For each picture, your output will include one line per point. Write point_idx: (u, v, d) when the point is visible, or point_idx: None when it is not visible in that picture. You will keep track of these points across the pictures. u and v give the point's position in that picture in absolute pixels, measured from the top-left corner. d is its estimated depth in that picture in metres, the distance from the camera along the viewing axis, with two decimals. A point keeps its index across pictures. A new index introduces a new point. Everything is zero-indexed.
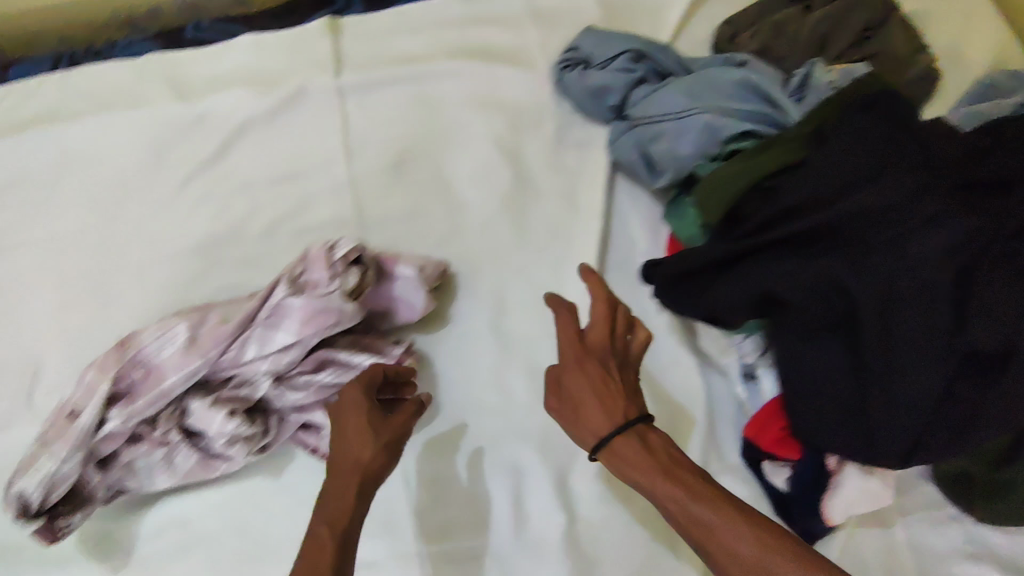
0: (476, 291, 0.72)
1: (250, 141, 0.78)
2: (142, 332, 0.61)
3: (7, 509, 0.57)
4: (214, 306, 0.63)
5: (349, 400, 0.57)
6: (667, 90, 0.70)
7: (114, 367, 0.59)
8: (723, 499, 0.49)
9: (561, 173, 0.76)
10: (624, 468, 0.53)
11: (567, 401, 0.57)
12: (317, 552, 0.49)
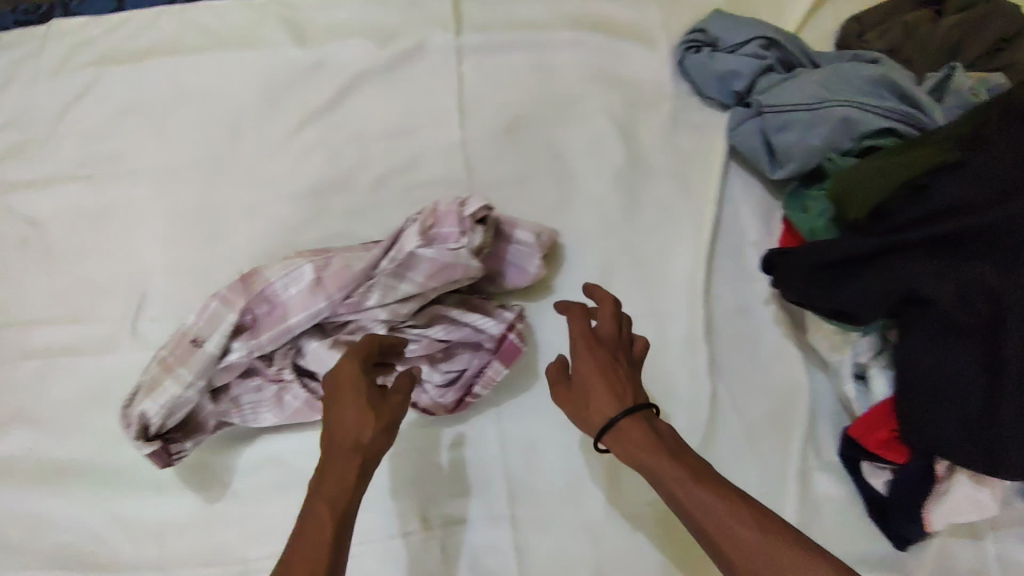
0: (582, 264, 0.72)
1: (365, 92, 0.77)
2: (266, 268, 0.62)
3: (127, 429, 0.58)
4: (335, 250, 0.63)
5: (344, 374, 0.53)
6: (799, 81, 0.69)
7: (240, 299, 0.60)
8: (749, 507, 0.44)
9: (677, 154, 0.75)
10: (632, 452, 0.49)
11: (579, 392, 0.53)
12: (315, 537, 0.46)
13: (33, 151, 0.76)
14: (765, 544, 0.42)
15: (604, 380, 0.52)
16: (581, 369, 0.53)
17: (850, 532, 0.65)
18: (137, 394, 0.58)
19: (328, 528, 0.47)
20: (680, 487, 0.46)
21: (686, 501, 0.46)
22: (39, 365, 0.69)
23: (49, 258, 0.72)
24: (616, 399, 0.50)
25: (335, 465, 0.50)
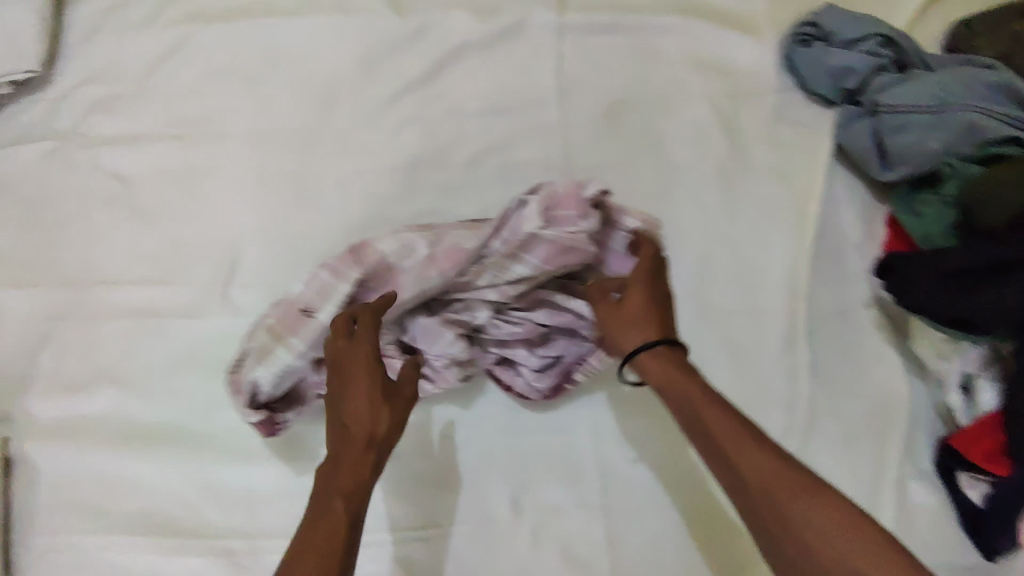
0: (680, 255, 0.71)
1: (465, 66, 0.76)
2: (379, 241, 0.61)
3: (237, 396, 0.59)
4: (446, 227, 0.63)
5: (350, 367, 0.54)
6: (919, 82, 0.68)
7: (352, 271, 0.59)
8: (746, 434, 0.51)
9: (780, 148, 0.74)
10: (662, 372, 0.56)
11: (626, 312, 0.58)
12: (328, 521, 0.49)
13: (119, 105, 0.74)
14: (757, 457, 0.50)
15: (646, 312, 0.58)
16: (625, 305, 0.58)
17: (948, 547, 0.63)
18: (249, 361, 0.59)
19: (345, 508, 0.50)
20: (693, 403, 0.54)
21: (695, 416, 0.54)
22: (123, 325, 0.67)
23: (137, 216, 0.70)
24: (652, 327, 0.57)
25: (347, 453, 0.52)
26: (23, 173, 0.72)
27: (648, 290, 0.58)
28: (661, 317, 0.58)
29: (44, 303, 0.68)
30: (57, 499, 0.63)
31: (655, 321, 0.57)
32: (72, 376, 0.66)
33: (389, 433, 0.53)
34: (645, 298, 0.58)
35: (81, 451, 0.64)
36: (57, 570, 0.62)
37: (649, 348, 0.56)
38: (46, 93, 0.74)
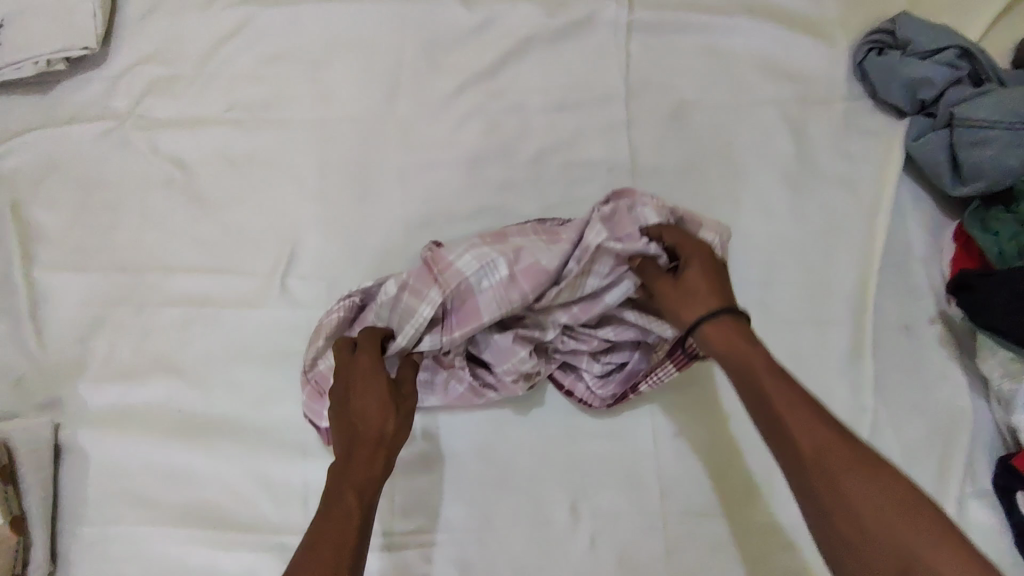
0: (744, 262, 0.70)
1: (531, 61, 0.75)
2: (453, 256, 0.58)
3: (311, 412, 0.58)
4: (519, 240, 0.60)
5: (357, 371, 0.54)
6: (999, 95, 0.67)
7: (430, 294, 0.57)
8: (807, 404, 0.49)
9: (845, 158, 0.73)
10: (724, 342, 0.52)
11: (681, 284, 0.55)
12: (339, 517, 0.47)
13: (176, 87, 0.72)
14: (821, 433, 0.47)
15: (706, 279, 0.54)
16: (683, 274, 0.55)
17: (1011, 567, 0.62)
18: None
19: (358, 500, 0.48)
20: (750, 368, 0.51)
21: (753, 382, 0.51)
22: (179, 313, 0.66)
23: (196, 203, 0.69)
24: (712, 293, 0.54)
25: (357, 448, 0.51)
26: (78, 153, 0.70)
27: (708, 262, 0.55)
28: (719, 285, 0.54)
29: (98, 287, 0.66)
30: (108, 489, 0.61)
31: (714, 288, 0.54)
32: (124, 363, 0.64)
33: (399, 433, 0.53)
34: (705, 267, 0.55)
35: (133, 440, 0.62)
36: (106, 562, 0.60)
37: (712, 317, 0.53)
38: (102, 71, 0.72)
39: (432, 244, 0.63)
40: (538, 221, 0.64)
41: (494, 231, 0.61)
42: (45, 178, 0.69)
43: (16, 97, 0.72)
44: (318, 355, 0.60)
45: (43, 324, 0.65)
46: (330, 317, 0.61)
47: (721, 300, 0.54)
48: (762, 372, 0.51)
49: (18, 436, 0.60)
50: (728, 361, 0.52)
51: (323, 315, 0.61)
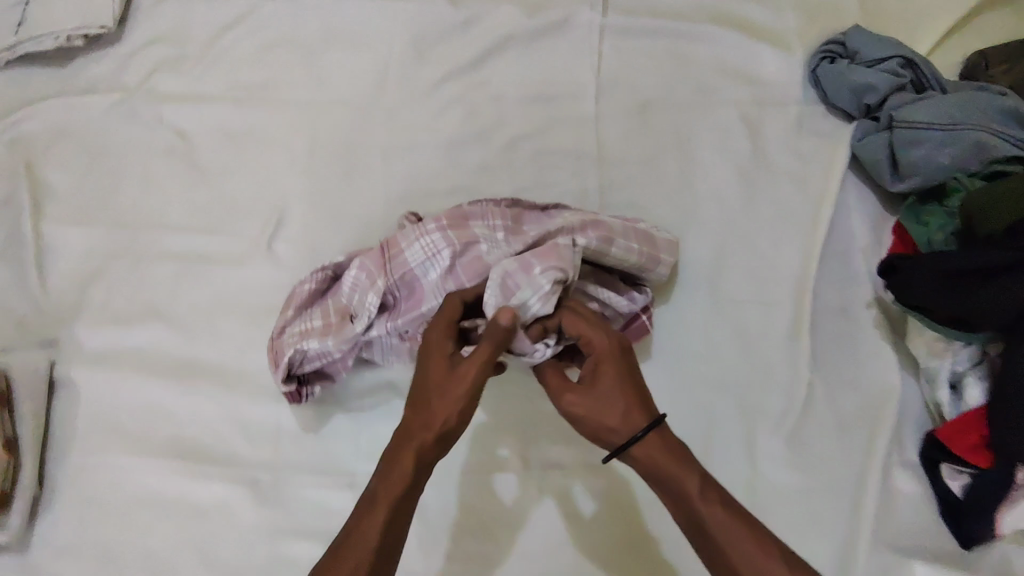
0: (697, 246, 0.76)
1: (510, 57, 0.81)
2: (408, 243, 0.65)
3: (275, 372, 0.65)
4: (477, 231, 0.65)
5: (428, 342, 0.59)
6: (934, 101, 0.72)
7: (382, 277, 0.64)
8: (742, 521, 0.52)
9: (796, 155, 0.79)
10: (652, 460, 0.55)
11: (597, 398, 0.57)
12: (376, 507, 0.53)
13: (183, 67, 0.79)
14: (752, 553, 0.50)
15: (618, 389, 0.57)
16: (597, 382, 0.57)
17: (926, 529, 0.68)
18: (289, 343, 0.65)
19: (392, 494, 0.54)
20: (678, 487, 0.53)
21: (681, 501, 0.53)
22: (171, 268, 0.72)
23: (193, 170, 0.75)
24: (630, 404, 0.56)
25: (405, 434, 0.56)
26: (87, 119, 0.76)
27: (618, 364, 0.58)
28: (634, 391, 0.57)
29: (97, 241, 0.72)
30: (95, 424, 0.67)
31: (631, 397, 0.57)
32: (118, 311, 0.70)
33: (451, 421, 0.56)
34: (618, 373, 0.57)
35: (122, 381, 0.67)
36: (91, 488, 0.65)
37: (631, 437, 0.55)
38: (115, 49, 0.79)
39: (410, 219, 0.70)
40: (504, 204, 0.69)
41: (455, 211, 0.66)
42: (56, 140, 0.75)
43: (36, 68, 0.78)
44: (289, 324, 0.67)
45: (46, 271, 0.71)
46: (303, 287, 0.68)
47: (637, 414, 0.56)
48: (692, 491, 0.53)
49: (15, 369, 0.65)
50: (655, 476, 0.55)
51: (297, 285, 0.69)
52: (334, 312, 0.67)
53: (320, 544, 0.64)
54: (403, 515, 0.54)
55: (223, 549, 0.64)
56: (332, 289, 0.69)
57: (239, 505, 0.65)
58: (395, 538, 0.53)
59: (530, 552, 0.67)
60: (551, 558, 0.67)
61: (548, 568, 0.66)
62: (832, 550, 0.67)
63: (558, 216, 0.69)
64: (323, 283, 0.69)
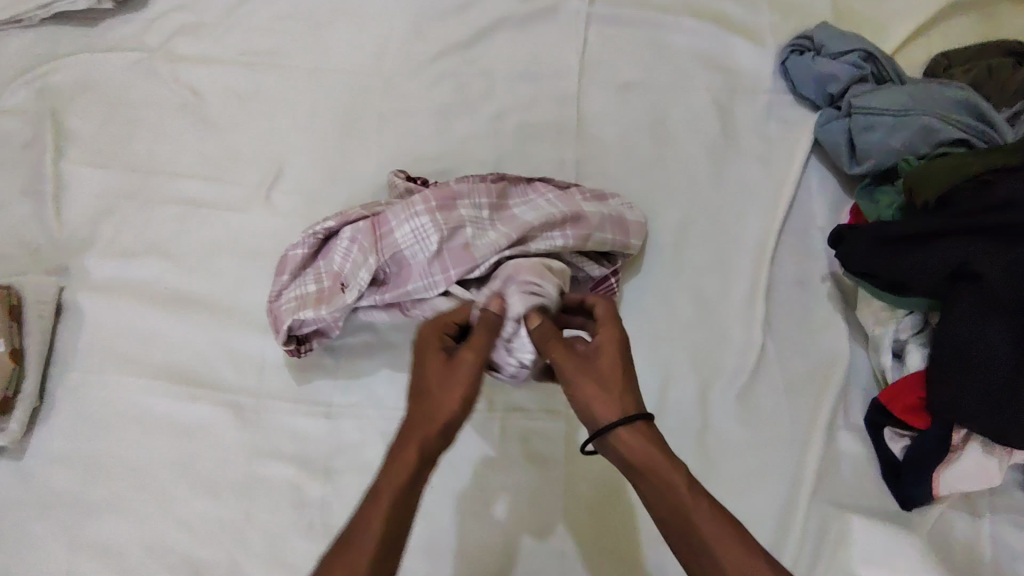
0: (665, 217, 0.81)
1: (502, 38, 0.88)
2: (398, 222, 0.67)
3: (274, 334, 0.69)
4: (465, 215, 0.67)
5: (425, 337, 0.59)
6: (890, 90, 0.78)
7: (373, 254, 0.66)
8: (733, 523, 0.52)
9: (763, 139, 0.85)
10: (646, 457, 0.54)
11: (598, 385, 0.56)
12: (377, 506, 0.51)
13: (201, 32, 0.86)
14: (743, 555, 0.50)
15: (618, 371, 0.56)
16: (598, 361, 0.57)
17: (866, 488, 0.72)
18: (286, 309, 0.68)
19: (391, 490, 0.52)
20: (663, 478, 0.53)
21: (664, 490, 0.53)
22: (176, 209, 0.78)
23: (204, 125, 0.82)
24: (628, 389, 0.56)
25: (406, 430, 0.54)
26: (110, 73, 0.83)
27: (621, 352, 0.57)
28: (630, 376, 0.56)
29: (111, 182, 0.78)
30: (96, 345, 0.72)
31: (628, 382, 0.56)
32: (125, 246, 0.76)
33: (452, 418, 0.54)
34: (618, 356, 0.57)
35: (123, 308, 0.73)
36: (86, 403, 0.70)
37: (626, 421, 0.54)
38: (142, 14, 0.86)
39: (404, 180, 0.75)
40: (490, 180, 0.71)
41: (444, 188, 0.68)
42: (80, 92, 0.82)
43: (68, 27, 0.86)
44: (283, 288, 0.70)
45: (62, 207, 0.77)
46: (296, 250, 0.70)
47: (632, 403, 0.55)
48: (683, 488, 0.53)
49: (26, 289, 0.71)
50: (642, 465, 0.54)
51: (288, 249, 0.71)
52: (326, 277, 0.70)
53: (296, 466, 0.69)
54: (402, 512, 0.52)
55: (206, 465, 0.69)
56: (322, 250, 0.72)
57: (223, 427, 0.70)
58: (396, 536, 0.51)
59: (491, 489, 0.72)
60: (511, 494, 0.72)
61: (507, 502, 0.71)
62: (773, 502, 0.71)
63: (541, 201, 0.73)
64: (313, 246, 0.71)
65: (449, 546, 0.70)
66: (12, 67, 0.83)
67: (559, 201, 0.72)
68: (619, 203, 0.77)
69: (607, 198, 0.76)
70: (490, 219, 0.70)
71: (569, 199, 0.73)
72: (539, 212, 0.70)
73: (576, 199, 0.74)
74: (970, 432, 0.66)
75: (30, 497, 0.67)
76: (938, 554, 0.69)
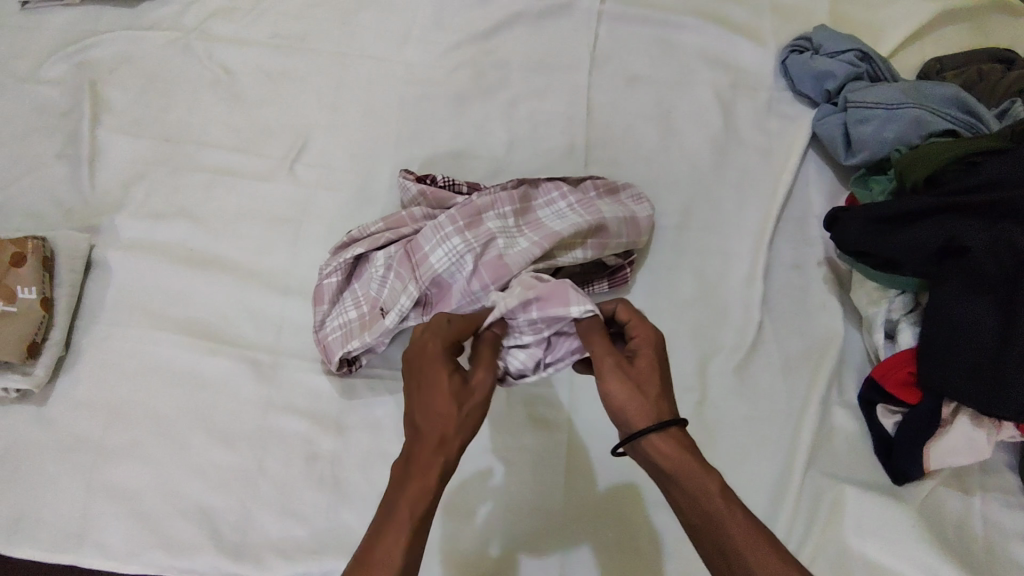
0: (669, 201, 0.85)
1: (518, 31, 0.93)
2: (430, 247, 0.68)
3: (325, 360, 0.71)
4: (492, 229, 0.69)
5: (433, 352, 0.56)
6: (882, 86, 0.82)
7: (413, 281, 0.68)
8: (763, 530, 0.51)
9: (764, 132, 0.89)
10: (676, 454, 0.54)
11: (630, 378, 0.56)
12: (393, 532, 0.50)
13: (235, 14, 0.91)
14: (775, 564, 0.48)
15: (654, 373, 0.57)
16: (636, 361, 0.58)
17: (860, 463, 0.74)
18: (335, 337, 0.70)
19: (413, 515, 0.50)
20: (697, 484, 0.52)
21: (695, 495, 0.52)
22: (204, 177, 0.82)
23: (234, 101, 0.86)
24: (665, 395, 0.56)
25: (419, 452, 0.53)
26: (147, 49, 0.88)
27: (656, 353, 0.58)
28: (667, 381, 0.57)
29: (143, 149, 0.82)
30: (123, 299, 0.75)
31: (663, 387, 0.57)
32: (154, 208, 0.80)
33: (462, 439, 0.54)
34: (654, 360, 0.58)
35: (151, 266, 0.76)
36: (110, 354, 0.73)
37: (661, 423, 0.54)
38: None
39: (422, 190, 0.76)
40: (511, 187, 0.72)
41: (469, 206, 0.69)
42: (119, 66, 0.87)
43: (108, 6, 0.91)
44: (324, 316, 0.72)
45: (96, 170, 0.81)
46: (330, 278, 0.72)
47: (667, 407, 0.55)
48: (712, 490, 0.52)
49: (58, 242, 0.74)
50: (676, 468, 0.53)
51: (322, 278, 0.72)
52: (365, 301, 0.72)
53: (309, 420, 0.71)
54: (421, 536, 0.51)
55: (223, 416, 0.71)
56: (355, 271, 0.74)
57: (240, 381, 0.72)
58: (415, 561, 0.50)
59: (497, 452, 0.74)
60: (516, 458, 0.74)
61: (510, 466, 0.73)
62: (771, 472, 0.73)
63: (562, 203, 0.74)
64: (346, 270, 0.72)
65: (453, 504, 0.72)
66: (55, 40, 0.88)
67: (580, 205, 0.74)
68: (630, 195, 0.79)
69: (619, 190, 0.78)
70: (517, 226, 0.71)
71: (587, 201, 0.75)
72: (563, 220, 0.72)
73: (592, 198, 0.76)
74: (960, 404, 0.68)
75: (50, 441, 0.69)
76: (929, 527, 0.70)
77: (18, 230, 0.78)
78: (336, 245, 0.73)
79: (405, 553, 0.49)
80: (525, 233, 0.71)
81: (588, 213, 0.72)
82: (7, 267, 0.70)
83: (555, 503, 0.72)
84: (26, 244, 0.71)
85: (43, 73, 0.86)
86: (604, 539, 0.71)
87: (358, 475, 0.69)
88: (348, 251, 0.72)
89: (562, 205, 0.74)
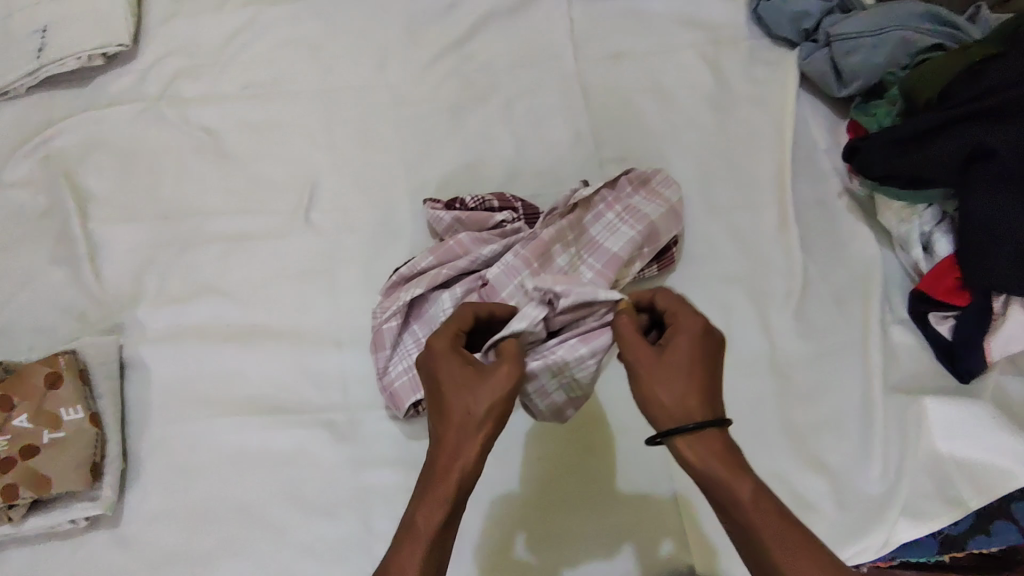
0: (684, 167, 0.86)
1: (493, 30, 0.91)
2: (508, 294, 0.67)
3: (397, 409, 0.68)
4: (562, 266, 0.70)
5: (438, 346, 0.55)
6: (860, 14, 0.85)
7: None
8: (790, 526, 0.48)
9: (754, 80, 0.91)
10: (707, 453, 0.49)
11: (685, 369, 0.51)
12: (410, 550, 0.49)
13: (200, 73, 0.86)
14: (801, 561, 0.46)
15: (682, 372, 0.51)
16: (680, 355, 0.52)
17: (930, 372, 0.77)
18: (407, 384, 0.67)
19: (431, 526, 0.50)
20: (725, 485, 0.49)
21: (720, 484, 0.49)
22: (219, 247, 0.77)
23: (225, 162, 0.82)
24: (702, 393, 0.51)
25: (442, 457, 0.52)
26: (119, 128, 0.83)
27: (704, 351, 0.52)
28: (703, 379, 0.51)
29: (146, 233, 0.78)
30: (171, 394, 0.70)
31: (704, 384, 0.51)
32: (177, 292, 0.75)
33: (492, 431, 0.52)
34: (690, 351, 0.52)
35: (191, 351, 0.72)
36: (174, 453, 0.68)
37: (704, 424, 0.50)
38: (132, 65, 0.87)
39: (463, 216, 0.74)
40: (566, 213, 0.72)
41: (537, 244, 0.69)
42: (93, 152, 0.81)
43: (57, 91, 0.85)
44: (388, 362, 0.69)
45: (101, 265, 0.76)
46: (388, 322, 0.69)
47: (700, 410, 0.50)
48: (740, 495, 0.48)
49: (88, 351, 0.69)
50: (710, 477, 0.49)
51: (379, 324, 0.69)
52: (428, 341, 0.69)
53: (404, 468, 0.68)
54: (443, 547, 0.50)
55: (313, 487, 0.67)
56: (410, 312, 0.71)
57: (321, 446, 0.69)
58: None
59: (555, 459, 0.71)
60: (576, 458, 0.71)
61: (573, 469, 0.71)
62: (852, 399, 0.75)
63: (610, 215, 0.74)
64: (404, 313, 0.70)
65: (539, 525, 0.69)
66: (11, 139, 0.82)
67: (627, 212, 0.74)
68: (662, 180, 0.78)
69: (651, 178, 0.78)
70: (578, 252, 0.72)
71: (630, 205, 0.75)
72: (617, 235, 0.72)
73: (629, 197, 0.76)
74: (1010, 295, 0.71)
75: (136, 559, 0.64)
76: (1010, 414, 0.73)
77: (33, 350, 0.72)
78: (387, 287, 0.71)
79: (423, 564, 0.48)
80: (586, 259, 0.72)
81: (638, 224, 0.73)
82: (43, 392, 0.65)
83: (637, 487, 0.70)
84: (58, 363, 0.66)
85: (7, 177, 0.79)
86: (706, 511, 0.69)
87: (471, 511, 0.69)
88: (404, 293, 0.69)
89: (610, 216, 0.74)
